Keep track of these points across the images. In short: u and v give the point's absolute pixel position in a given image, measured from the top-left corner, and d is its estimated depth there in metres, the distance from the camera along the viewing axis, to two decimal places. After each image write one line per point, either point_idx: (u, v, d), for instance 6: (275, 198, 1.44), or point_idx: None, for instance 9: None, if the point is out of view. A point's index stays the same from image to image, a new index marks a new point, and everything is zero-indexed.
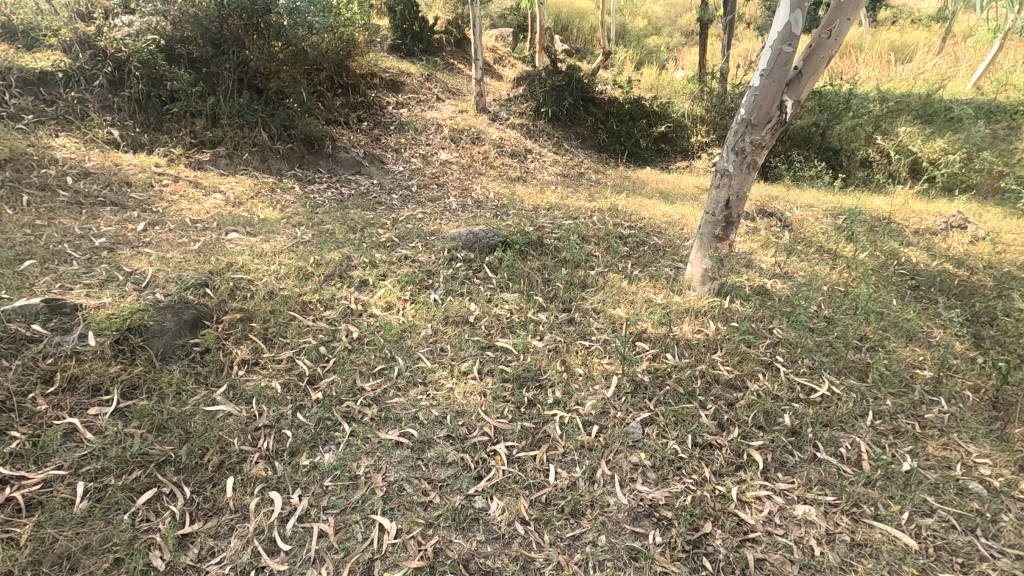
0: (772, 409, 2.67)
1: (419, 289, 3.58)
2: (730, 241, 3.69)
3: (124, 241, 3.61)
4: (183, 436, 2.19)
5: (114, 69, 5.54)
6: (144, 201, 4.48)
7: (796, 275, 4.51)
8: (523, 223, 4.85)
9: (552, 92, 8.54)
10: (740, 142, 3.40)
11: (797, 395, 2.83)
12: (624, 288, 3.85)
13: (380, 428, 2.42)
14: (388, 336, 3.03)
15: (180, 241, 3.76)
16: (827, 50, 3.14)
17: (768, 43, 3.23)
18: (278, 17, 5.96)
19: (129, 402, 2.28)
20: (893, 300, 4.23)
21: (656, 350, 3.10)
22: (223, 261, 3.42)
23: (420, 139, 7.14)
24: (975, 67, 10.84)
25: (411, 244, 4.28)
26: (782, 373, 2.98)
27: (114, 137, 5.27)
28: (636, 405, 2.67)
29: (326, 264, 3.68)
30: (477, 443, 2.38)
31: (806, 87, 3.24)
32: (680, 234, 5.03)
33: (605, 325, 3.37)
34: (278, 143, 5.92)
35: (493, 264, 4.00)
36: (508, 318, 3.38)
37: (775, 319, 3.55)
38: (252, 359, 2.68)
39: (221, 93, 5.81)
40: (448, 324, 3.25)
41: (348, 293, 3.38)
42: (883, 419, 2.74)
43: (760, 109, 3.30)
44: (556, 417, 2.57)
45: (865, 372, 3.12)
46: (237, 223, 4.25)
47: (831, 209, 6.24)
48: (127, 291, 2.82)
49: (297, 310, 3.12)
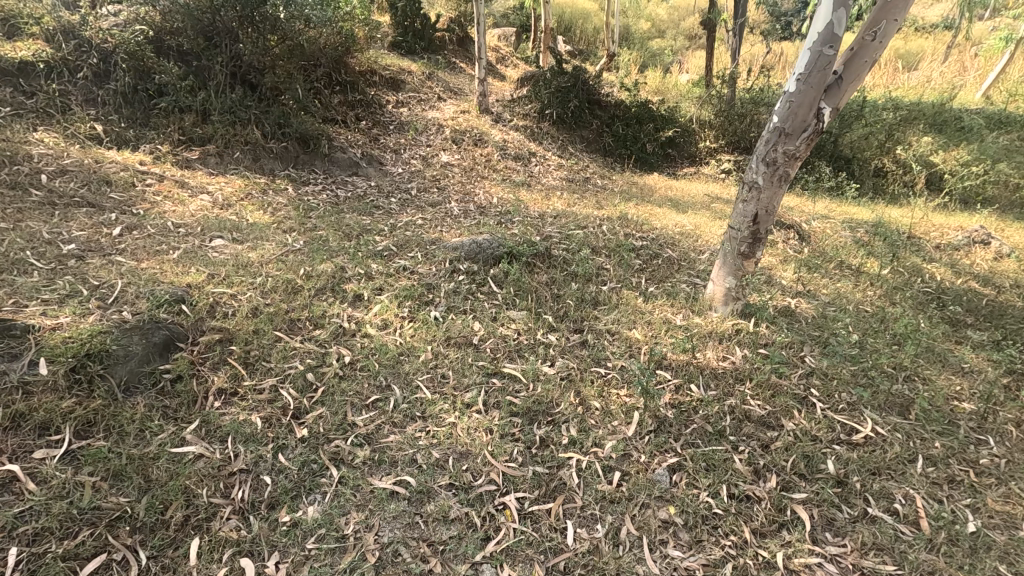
0: (814, 454, 2.40)
1: (418, 305, 3.29)
2: (756, 258, 3.40)
3: (95, 248, 3.30)
4: (142, 485, 1.89)
5: (98, 61, 5.25)
6: (123, 202, 4.17)
7: (820, 293, 4.25)
8: (528, 231, 4.56)
9: (557, 93, 8.28)
10: (771, 152, 3.12)
11: (838, 436, 2.54)
12: (640, 307, 3.58)
13: (372, 473, 2.13)
14: (383, 361, 2.75)
15: (157, 248, 3.44)
16: (872, 53, 2.86)
17: (807, 45, 2.93)
18: (274, 10, 5.70)
19: (82, 443, 1.98)
20: (922, 322, 3.98)
21: (679, 380, 2.83)
22: (204, 272, 3.13)
23: (420, 140, 6.85)
24: (983, 77, 10.66)
25: (410, 253, 3.99)
26: (819, 410, 2.70)
27: (97, 131, 4.97)
28: (661, 447, 2.39)
29: (317, 276, 3.38)
30: (484, 492, 2.10)
31: (846, 94, 2.96)
32: (695, 246, 4.77)
33: (622, 350, 3.09)
34: (271, 142, 5.60)
35: (499, 277, 3.72)
36: (515, 340, 3.10)
37: (805, 345, 3.27)
38: (229, 388, 2.39)
39: (212, 88, 5.47)
40: (450, 346, 2.97)
41: (340, 310, 3.09)
42: (935, 465, 2.46)
43: (796, 117, 3.01)
44: (572, 461, 2.28)
45: (907, 407, 2.86)
46: (222, 228, 3.95)
47: (848, 222, 5.99)
48: (89, 309, 2.51)
49: (284, 329, 2.83)
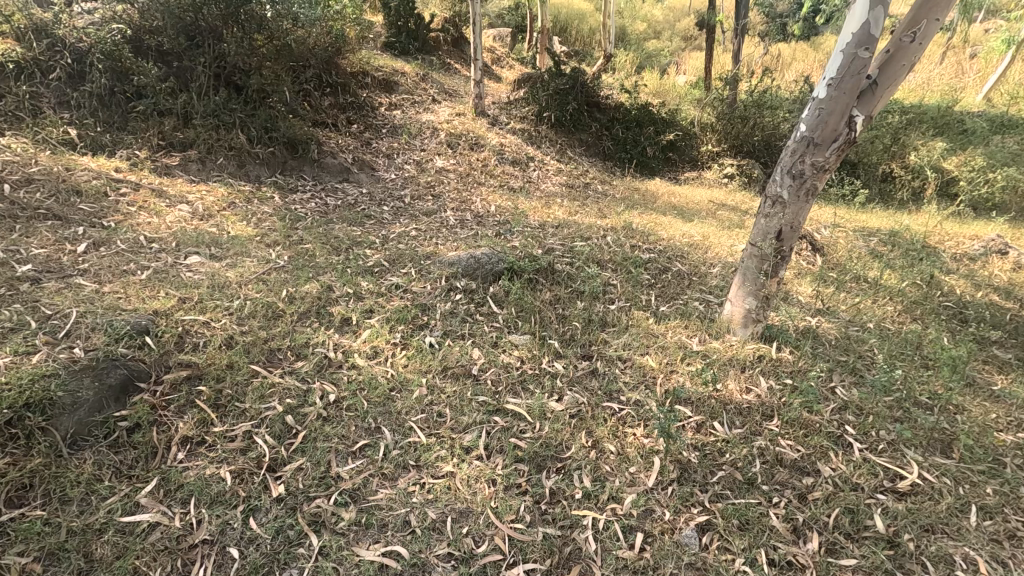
0: (858, 507, 2.14)
1: (412, 330, 3.00)
2: (779, 278, 3.13)
3: (54, 268, 2.99)
4: (83, 567, 1.63)
5: (73, 62, 4.94)
6: (93, 214, 3.86)
7: (839, 310, 3.98)
8: (530, 244, 4.27)
9: (555, 96, 8.03)
10: (798, 163, 2.85)
11: (882, 483, 2.28)
12: (651, 329, 3.30)
13: (359, 540, 1.86)
14: (373, 399, 2.47)
15: (123, 268, 3.12)
16: (911, 55, 2.58)
17: (840, 47, 2.66)
18: (260, 8, 5.39)
19: (14, 513, 1.70)
20: (947, 340, 3.70)
21: (701, 418, 2.56)
22: (175, 295, 2.83)
23: (414, 143, 6.56)
24: (983, 79, 10.45)
25: (403, 269, 3.70)
26: (857, 451, 2.45)
27: (70, 137, 4.66)
28: (686, 501, 2.13)
29: (301, 298, 3.08)
30: (489, 563, 1.84)
31: (881, 100, 2.68)
32: (705, 258, 4.49)
33: (636, 380, 2.81)
34: (257, 147, 5.28)
35: (499, 295, 3.44)
36: (519, 370, 2.81)
37: (834, 374, 3.01)
38: (196, 436, 2.10)
39: (194, 90, 5.15)
40: (447, 378, 2.68)
41: (326, 337, 2.80)
42: (993, 518, 2.19)
43: (825, 125, 2.73)
44: (587, 521, 2.02)
45: (949, 445, 2.59)
46: (199, 243, 3.66)
47: (861, 231, 5.75)
48: (36, 347, 2.20)
49: (261, 362, 2.54)
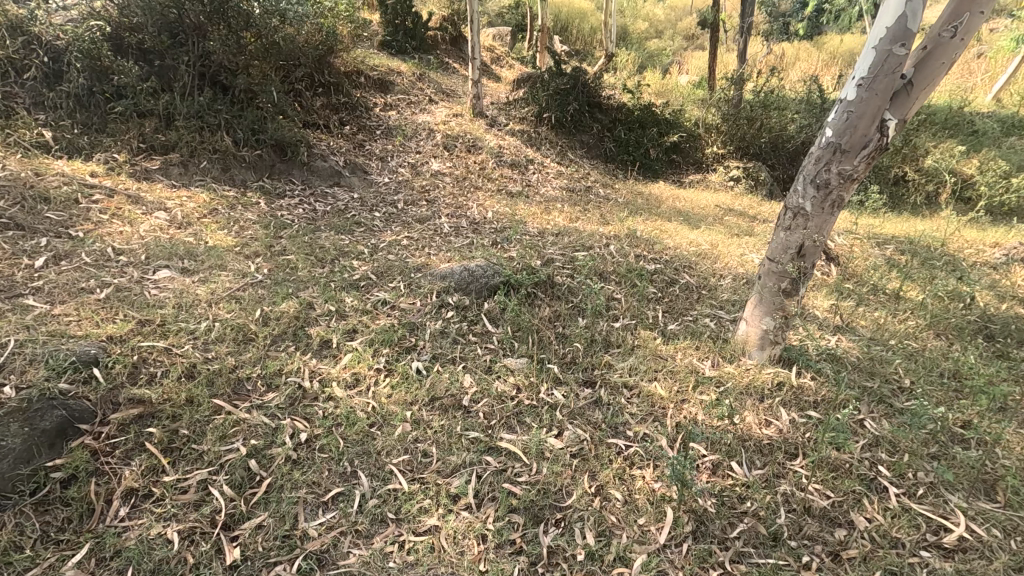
0: (900, 570, 1.88)
1: (398, 354, 2.73)
2: (800, 297, 2.86)
3: (7, 287, 2.73)
4: None
5: (49, 61, 4.67)
6: (61, 223, 3.59)
7: (860, 326, 3.71)
8: (528, 254, 3.99)
9: (556, 96, 7.76)
10: (823, 172, 2.58)
11: (925, 537, 2.02)
12: (660, 351, 3.03)
13: None
14: (350, 437, 2.20)
15: (82, 285, 2.85)
16: (951, 52, 2.30)
17: (871, 43, 2.38)
18: (246, 5, 5.05)
19: None
20: (975, 357, 3.43)
21: (717, 457, 2.30)
22: (135, 318, 2.56)
23: (408, 145, 6.29)
24: (993, 78, 10.16)
25: (391, 283, 3.42)
26: (893, 497, 2.18)
27: (44, 139, 4.40)
28: (704, 562, 1.87)
29: (277, 319, 2.81)
30: None
31: (915, 102, 2.41)
32: (714, 269, 4.23)
33: (645, 411, 2.54)
34: (243, 150, 5.01)
35: (494, 313, 3.17)
36: (515, 401, 2.54)
37: (862, 404, 2.73)
38: (143, 488, 1.86)
39: (177, 90, 4.88)
40: (434, 410, 2.41)
41: (302, 364, 2.52)
42: None
43: (854, 131, 2.45)
44: None
45: (993, 486, 2.29)
46: (173, 255, 3.38)
47: (876, 238, 5.47)
48: None
49: (226, 395, 2.27)
